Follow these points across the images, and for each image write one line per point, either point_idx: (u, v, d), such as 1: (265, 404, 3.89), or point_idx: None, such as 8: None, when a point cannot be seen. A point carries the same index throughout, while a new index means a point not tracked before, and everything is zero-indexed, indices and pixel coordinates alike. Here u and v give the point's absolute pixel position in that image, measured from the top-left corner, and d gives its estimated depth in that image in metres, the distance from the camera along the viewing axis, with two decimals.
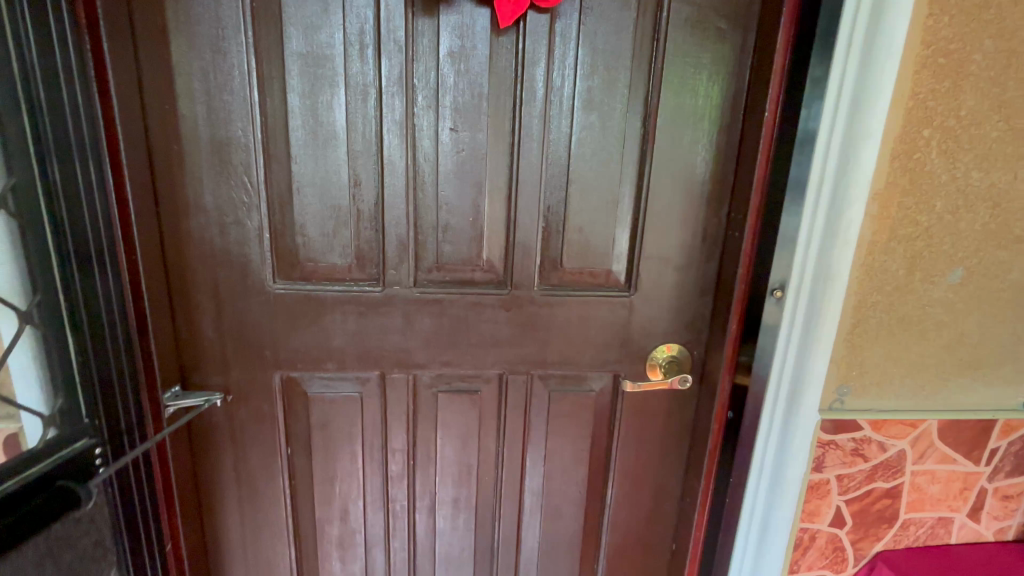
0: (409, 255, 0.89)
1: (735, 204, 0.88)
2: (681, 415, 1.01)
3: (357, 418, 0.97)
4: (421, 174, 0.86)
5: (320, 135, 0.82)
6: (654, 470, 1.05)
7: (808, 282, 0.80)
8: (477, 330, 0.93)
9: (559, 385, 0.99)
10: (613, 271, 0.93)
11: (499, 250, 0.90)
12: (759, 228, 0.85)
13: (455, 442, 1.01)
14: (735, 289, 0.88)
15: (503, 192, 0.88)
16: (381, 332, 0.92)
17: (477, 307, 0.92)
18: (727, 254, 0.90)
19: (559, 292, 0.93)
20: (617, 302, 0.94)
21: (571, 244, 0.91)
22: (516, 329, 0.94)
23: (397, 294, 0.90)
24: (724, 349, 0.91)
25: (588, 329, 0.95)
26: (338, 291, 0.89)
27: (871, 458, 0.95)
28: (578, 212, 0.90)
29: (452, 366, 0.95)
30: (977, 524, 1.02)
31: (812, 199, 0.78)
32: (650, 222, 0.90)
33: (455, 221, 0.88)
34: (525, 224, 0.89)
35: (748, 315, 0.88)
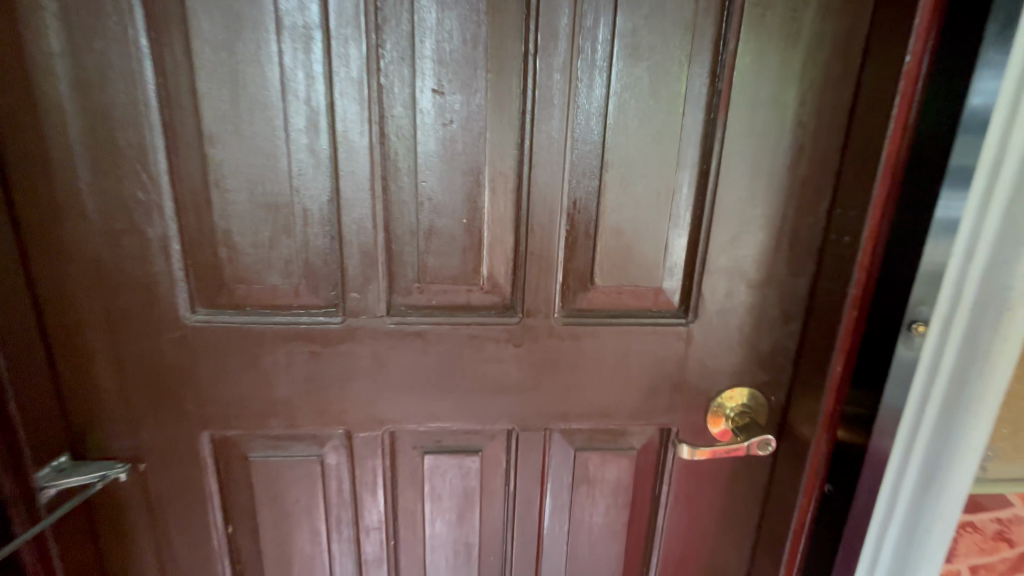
0: (379, 272, 0.63)
1: (841, 198, 0.62)
2: (751, 480, 0.75)
3: (319, 488, 0.73)
4: (391, 157, 0.60)
5: (244, 102, 0.57)
6: (712, 549, 0.80)
7: (968, 315, 0.57)
8: (478, 373, 0.69)
9: (587, 444, 0.74)
10: (663, 291, 0.67)
11: (505, 265, 0.65)
12: (885, 231, 0.59)
13: (449, 517, 0.76)
14: (843, 317, 0.63)
15: (510, 181, 0.62)
16: (343, 377, 0.67)
17: (475, 342, 0.67)
18: (824, 270, 0.65)
19: (590, 321, 0.67)
20: (668, 332, 0.68)
21: (605, 255, 0.65)
22: (530, 371, 0.69)
23: (364, 324, 0.65)
24: (823, 400, 0.66)
25: (628, 369, 0.70)
26: (284, 322, 0.64)
27: (1018, 542, 0.70)
28: (615, 210, 0.64)
29: (444, 420, 0.71)
30: None
31: (982, 198, 0.55)
32: (717, 223, 0.64)
33: (443, 224, 0.62)
34: (541, 228, 0.63)
35: (860, 354, 0.63)
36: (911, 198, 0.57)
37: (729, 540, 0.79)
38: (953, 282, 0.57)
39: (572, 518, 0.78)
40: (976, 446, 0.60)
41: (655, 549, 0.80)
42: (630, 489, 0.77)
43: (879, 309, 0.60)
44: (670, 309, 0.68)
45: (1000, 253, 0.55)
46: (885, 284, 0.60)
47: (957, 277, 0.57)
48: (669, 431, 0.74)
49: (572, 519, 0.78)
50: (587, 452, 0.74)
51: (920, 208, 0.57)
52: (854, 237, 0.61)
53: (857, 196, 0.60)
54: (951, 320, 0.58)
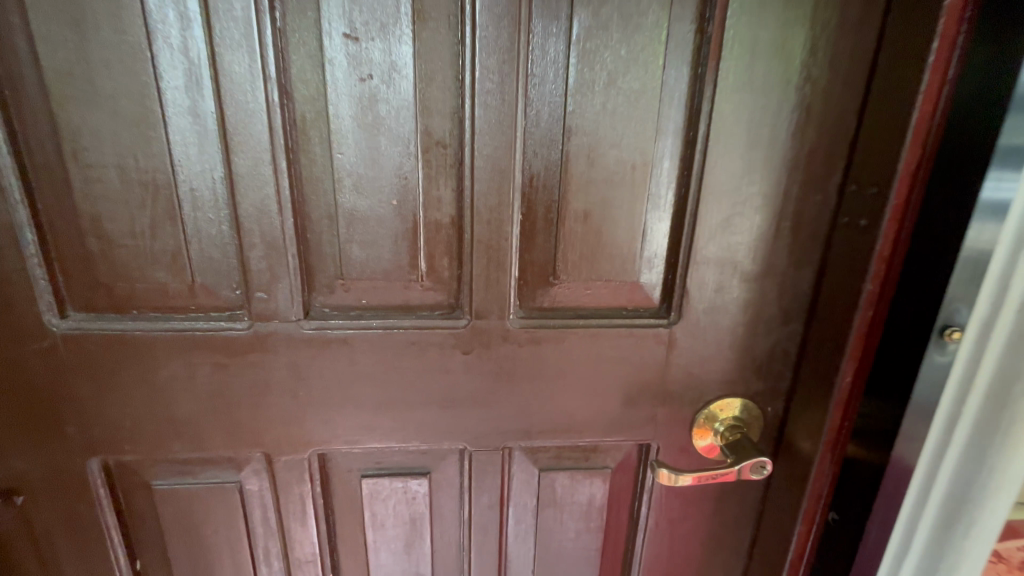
0: (290, 267, 0.52)
1: (857, 171, 0.51)
2: (744, 503, 0.65)
3: (238, 518, 0.62)
4: (298, 123, 0.48)
5: (100, 50, 0.44)
6: None
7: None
8: (419, 385, 0.57)
9: (554, 463, 0.64)
10: (640, 285, 0.56)
11: (447, 256, 0.53)
12: (909, 216, 0.49)
13: (394, 547, 0.66)
14: (854, 318, 0.52)
15: (450, 153, 0.50)
16: (257, 391, 0.56)
17: (414, 349, 0.56)
18: (834, 259, 0.53)
19: (552, 322, 0.56)
20: (647, 334, 0.57)
21: (570, 243, 0.54)
22: (482, 382, 0.58)
23: (276, 330, 0.54)
24: (829, 414, 0.56)
25: (599, 379, 0.59)
26: (177, 329, 0.53)
27: None
28: (580, 188, 0.52)
29: (381, 439, 0.60)
30: None
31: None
32: (705, 204, 0.53)
33: (368, 207, 0.51)
34: (488, 210, 0.51)
35: (876, 362, 0.53)
36: (944, 178, 0.47)
37: (719, 568, 0.69)
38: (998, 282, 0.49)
39: (538, 548, 0.67)
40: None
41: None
42: (605, 513, 0.67)
43: (903, 310, 0.51)
44: (649, 308, 0.57)
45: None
46: (908, 279, 0.50)
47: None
48: (648, 447, 0.63)
49: (537, 549, 0.67)
50: (555, 472, 0.64)
51: (956, 192, 0.47)
52: (870, 222, 0.50)
53: (871, 171, 0.50)
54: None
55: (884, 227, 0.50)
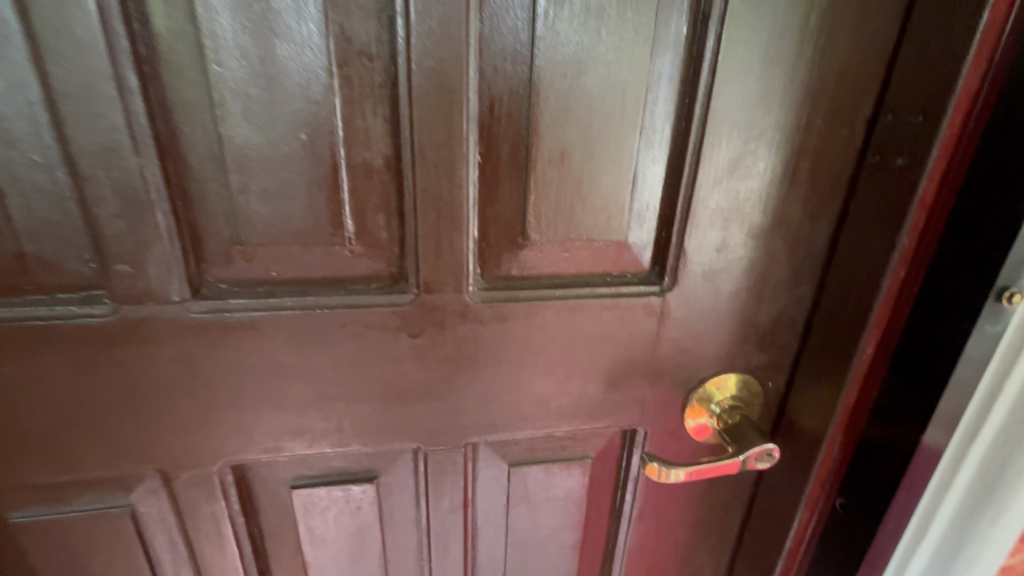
0: (162, 229, 0.38)
1: (896, 98, 0.41)
2: (737, 487, 0.58)
3: (131, 548, 0.49)
4: (148, 17, 0.33)
5: None
6: (688, 568, 0.63)
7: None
8: (355, 376, 0.45)
9: (526, 457, 0.53)
10: (629, 245, 0.45)
11: (383, 210, 0.40)
12: (958, 155, 0.40)
13: (337, 562, 0.55)
14: (883, 281, 0.44)
15: (379, 67, 0.36)
16: (135, 394, 0.42)
17: (345, 333, 0.43)
18: (859, 208, 0.44)
19: (522, 295, 0.45)
20: (637, 303, 0.47)
21: (543, 192, 0.42)
22: (436, 369, 0.46)
23: (153, 316, 0.40)
24: (845, 392, 0.48)
25: (579, 359, 0.48)
26: (6, 319, 0.38)
27: None
28: (554, 119, 0.40)
29: (310, 445, 0.47)
30: None
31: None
32: (712, 140, 0.42)
33: (268, 144, 0.37)
34: (434, 148, 0.38)
35: (907, 330, 0.45)
36: (1007, 106, 0.39)
37: (707, 554, 0.62)
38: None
39: (508, 547, 0.58)
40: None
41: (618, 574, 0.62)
42: (586, 506, 0.58)
43: (944, 269, 0.43)
44: (637, 273, 0.47)
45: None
46: (953, 232, 0.42)
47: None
48: (634, 432, 0.54)
49: (507, 548, 0.58)
50: (528, 467, 0.54)
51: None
52: (914, 163, 0.41)
53: (915, 96, 0.40)
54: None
55: (930, 166, 0.40)
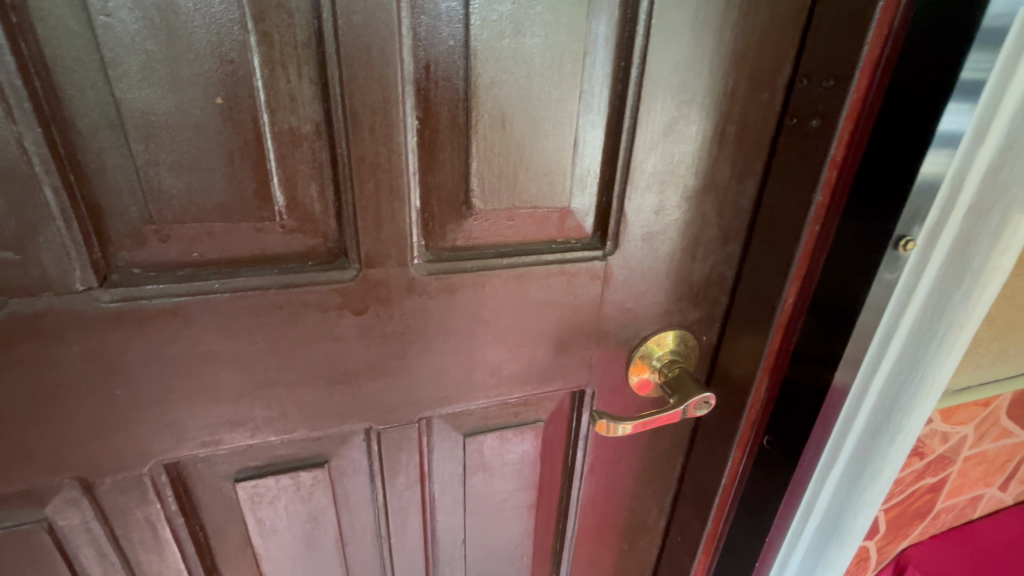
0: (54, 209, 0.33)
1: (811, 62, 0.44)
2: (677, 433, 0.62)
3: (52, 565, 0.44)
4: None
5: None
6: (636, 513, 0.67)
7: (958, 225, 0.47)
8: (297, 359, 0.42)
9: (480, 426, 0.54)
10: (572, 210, 0.46)
11: (316, 181, 0.38)
12: (864, 119, 0.44)
13: (291, 549, 0.53)
14: (802, 236, 0.48)
15: (300, 22, 0.33)
16: (40, 396, 0.38)
17: (283, 314, 0.40)
18: (779, 168, 0.48)
19: (469, 265, 0.44)
20: (582, 267, 0.48)
21: (485, 159, 0.41)
22: (384, 346, 0.44)
23: (53, 308, 0.35)
24: (769, 340, 0.53)
25: (527, 326, 0.49)
26: None
27: (928, 454, 0.66)
28: (494, 83, 0.38)
29: (252, 435, 0.44)
30: (1004, 492, 0.81)
31: (1003, 68, 0.41)
32: (648, 104, 0.42)
33: (175, 108, 0.33)
34: (367, 112, 0.36)
35: (821, 281, 0.50)
36: (911, 68, 0.41)
37: (652, 498, 0.67)
38: (949, 185, 0.45)
39: (467, 514, 0.59)
40: (941, 380, 0.53)
41: (572, 527, 0.65)
42: (540, 467, 0.60)
43: (854, 224, 0.47)
44: (580, 239, 0.47)
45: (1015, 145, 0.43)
46: (861, 190, 0.45)
47: (953, 176, 0.45)
48: (582, 392, 0.56)
49: (466, 515, 0.59)
50: (483, 435, 0.54)
51: (930, 87, 0.41)
52: (827, 124, 0.44)
53: (827, 61, 0.43)
54: (937, 233, 0.47)
55: (841, 128, 0.44)
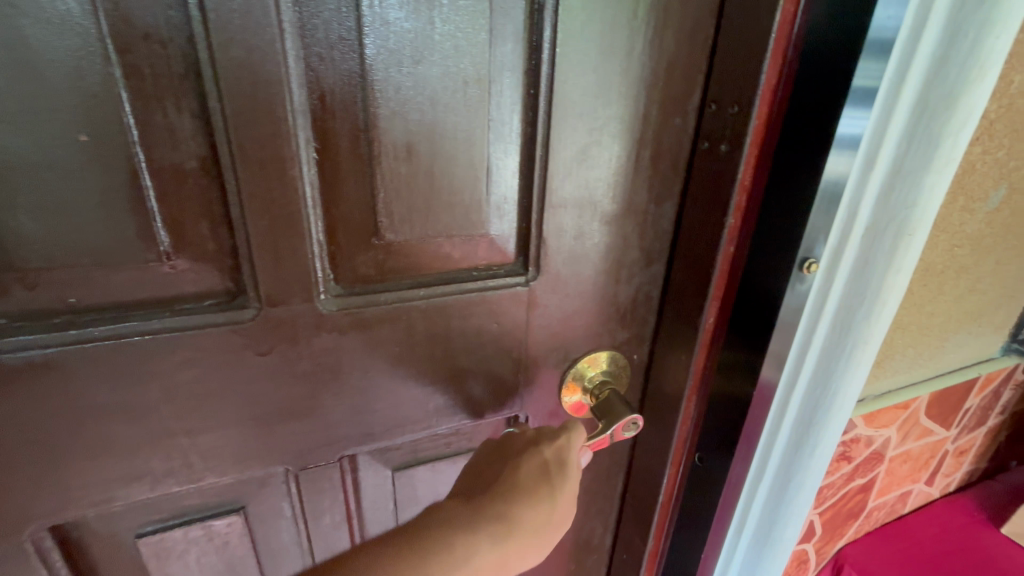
0: None
1: (716, 87, 0.45)
2: (616, 453, 0.62)
3: None
4: None
5: None
6: (581, 533, 0.67)
7: (858, 245, 0.49)
8: (197, 405, 0.39)
9: (410, 459, 0.52)
10: (490, 237, 0.45)
11: (204, 218, 0.35)
12: (767, 147, 0.46)
13: None
14: (717, 258, 0.49)
15: (173, 52, 0.31)
16: None
17: (176, 360, 0.37)
18: (696, 191, 0.48)
19: (383, 298, 0.42)
20: (505, 292, 0.47)
21: (392, 190, 0.39)
22: (296, 384, 0.42)
23: None
24: (695, 358, 0.54)
25: (452, 356, 0.47)
26: None
27: (855, 457, 0.68)
28: (393, 114, 0.37)
29: (152, 489, 0.41)
30: (930, 486, 0.85)
31: (886, 100, 0.44)
32: (560, 130, 0.42)
33: (33, 146, 0.30)
34: (256, 144, 0.34)
35: (738, 298, 0.52)
36: (802, 96, 0.43)
37: (597, 518, 0.66)
38: (846, 210, 0.47)
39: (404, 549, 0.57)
40: (854, 393, 0.55)
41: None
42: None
43: (763, 242, 0.49)
44: (501, 266, 0.47)
45: (902, 171, 0.45)
46: (768, 212, 0.48)
47: (850, 201, 0.47)
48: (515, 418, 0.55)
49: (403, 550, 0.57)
50: (414, 467, 0.52)
51: (820, 116, 0.43)
52: (735, 150, 0.45)
53: (733, 88, 0.43)
54: (840, 253, 0.49)
55: (745, 154, 0.45)
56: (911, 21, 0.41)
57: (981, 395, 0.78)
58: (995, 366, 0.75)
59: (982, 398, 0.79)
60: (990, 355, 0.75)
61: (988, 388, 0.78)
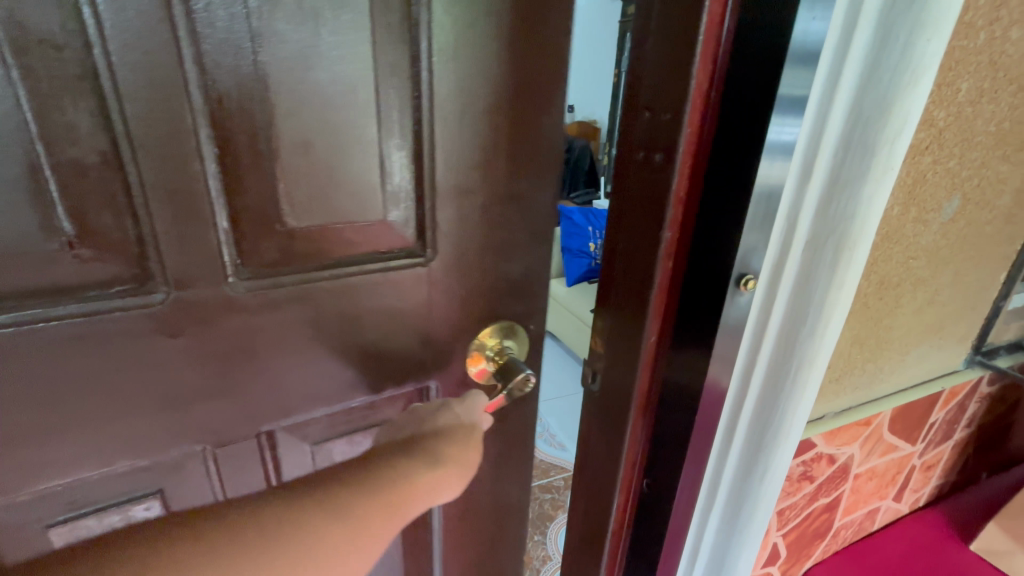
0: None
1: (645, 89, 0.44)
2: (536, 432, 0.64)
3: None
4: None
5: None
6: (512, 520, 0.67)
7: (799, 257, 0.46)
8: (107, 390, 0.40)
9: (329, 437, 0.52)
10: (395, 224, 0.45)
11: (105, 209, 0.36)
12: (700, 155, 0.44)
13: None
14: (657, 276, 0.48)
15: (74, 52, 0.32)
16: None
17: (86, 342, 0.38)
18: (630, 195, 0.47)
19: (286, 280, 0.43)
20: (415, 279, 0.48)
21: (292, 185, 0.40)
22: (205, 369, 0.43)
23: None
24: (638, 375, 0.52)
25: (363, 339, 0.48)
26: None
27: (817, 477, 0.65)
28: (289, 116, 0.38)
29: (63, 475, 0.42)
30: (898, 503, 0.81)
31: (819, 108, 0.42)
32: (459, 128, 0.44)
33: None
34: (156, 140, 0.35)
35: (679, 310, 0.49)
36: (731, 99, 0.41)
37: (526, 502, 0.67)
38: (784, 221, 0.45)
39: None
40: (803, 415, 0.52)
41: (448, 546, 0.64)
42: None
43: (699, 248, 0.46)
44: (407, 252, 0.47)
45: (840, 183, 0.43)
46: (705, 223, 0.45)
47: (788, 212, 0.45)
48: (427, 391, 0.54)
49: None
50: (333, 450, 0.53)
51: (749, 120, 0.41)
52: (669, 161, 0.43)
53: (664, 94, 0.42)
54: (780, 267, 0.47)
55: (679, 165, 0.43)
56: (839, 24, 0.39)
57: (946, 408, 0.73)
58: (961, 379, 0.71)
59: (948, 411, 0.74)
60: (956, 367, 0.71)
61: (952, 401, 0.73)
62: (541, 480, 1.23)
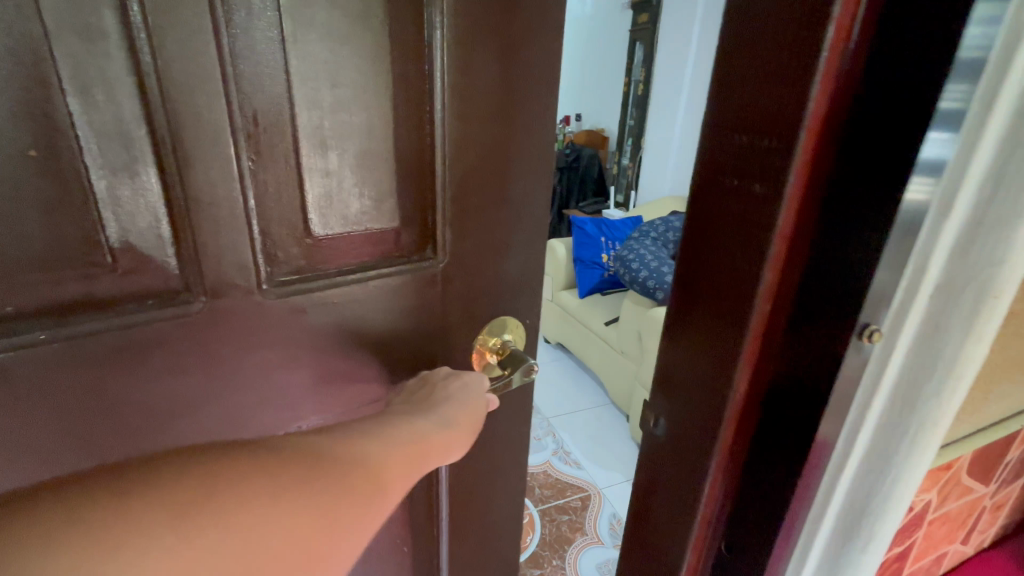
0: None
1: (736, 118, 0.35)
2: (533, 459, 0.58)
3: None
4: None
5: None
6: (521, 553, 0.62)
7: (925, 306, 0.37)
8: (124, 447, 0.33)
9: None
10: (426, 244, 0.40)
11: (135, 233, 0.29)
12: (817, 178, 0.33)
13: None
14: (748, 326, 0.37)
15: (111, 48, 0.25)
16: None
17: (97, 401, 0.31)
18: (711, 250, 0.38)
19: (314, 287, 0.37)
20: (464, 300, 0.44)
21: (327, 203, 0.35)
22: (233, 408, 0.37)
23: None
24: (715, 450, 0.41)
25: (404, 365, 0.43)
26: None
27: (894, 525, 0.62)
28: (318, 139, 0.33)
29: None
30: (965, 545, 0.78)
31: (976, 117, 0.31)
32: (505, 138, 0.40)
33: None
34: (197, 156, 0.29)
35: (774, 371, 0.38)
36: (863, 100, 0.31)
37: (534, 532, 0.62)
38: (913, 264, 0.35)
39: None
40: (913, 487, 0.42)
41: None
42: (451, 528, 0.52)
43: None
44: (418, 253, 0.40)
45: (987, 219, 0.34)
46: (820, 267, 0.35)
47: (919, 253, 0.35)
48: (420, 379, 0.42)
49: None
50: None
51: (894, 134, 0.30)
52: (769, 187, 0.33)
53: (767, 104, 0.33)
54: (901, 321, 0.37)
55: (788, 193, 0.33)
56: None
57: (1021, 447, 0.70)
58: None
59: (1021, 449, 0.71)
60: None
61: None
62: (557, 500, 1.19)
